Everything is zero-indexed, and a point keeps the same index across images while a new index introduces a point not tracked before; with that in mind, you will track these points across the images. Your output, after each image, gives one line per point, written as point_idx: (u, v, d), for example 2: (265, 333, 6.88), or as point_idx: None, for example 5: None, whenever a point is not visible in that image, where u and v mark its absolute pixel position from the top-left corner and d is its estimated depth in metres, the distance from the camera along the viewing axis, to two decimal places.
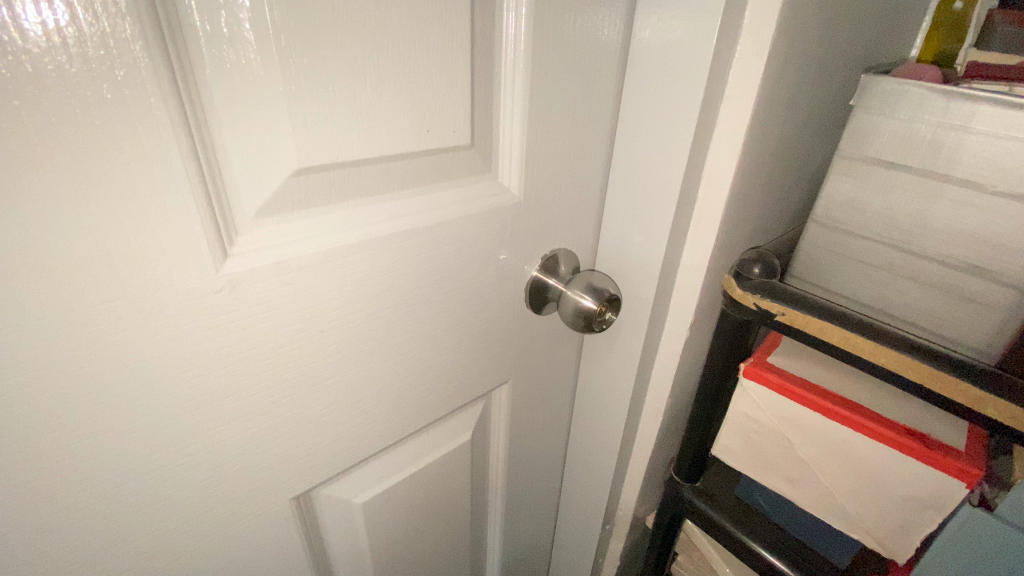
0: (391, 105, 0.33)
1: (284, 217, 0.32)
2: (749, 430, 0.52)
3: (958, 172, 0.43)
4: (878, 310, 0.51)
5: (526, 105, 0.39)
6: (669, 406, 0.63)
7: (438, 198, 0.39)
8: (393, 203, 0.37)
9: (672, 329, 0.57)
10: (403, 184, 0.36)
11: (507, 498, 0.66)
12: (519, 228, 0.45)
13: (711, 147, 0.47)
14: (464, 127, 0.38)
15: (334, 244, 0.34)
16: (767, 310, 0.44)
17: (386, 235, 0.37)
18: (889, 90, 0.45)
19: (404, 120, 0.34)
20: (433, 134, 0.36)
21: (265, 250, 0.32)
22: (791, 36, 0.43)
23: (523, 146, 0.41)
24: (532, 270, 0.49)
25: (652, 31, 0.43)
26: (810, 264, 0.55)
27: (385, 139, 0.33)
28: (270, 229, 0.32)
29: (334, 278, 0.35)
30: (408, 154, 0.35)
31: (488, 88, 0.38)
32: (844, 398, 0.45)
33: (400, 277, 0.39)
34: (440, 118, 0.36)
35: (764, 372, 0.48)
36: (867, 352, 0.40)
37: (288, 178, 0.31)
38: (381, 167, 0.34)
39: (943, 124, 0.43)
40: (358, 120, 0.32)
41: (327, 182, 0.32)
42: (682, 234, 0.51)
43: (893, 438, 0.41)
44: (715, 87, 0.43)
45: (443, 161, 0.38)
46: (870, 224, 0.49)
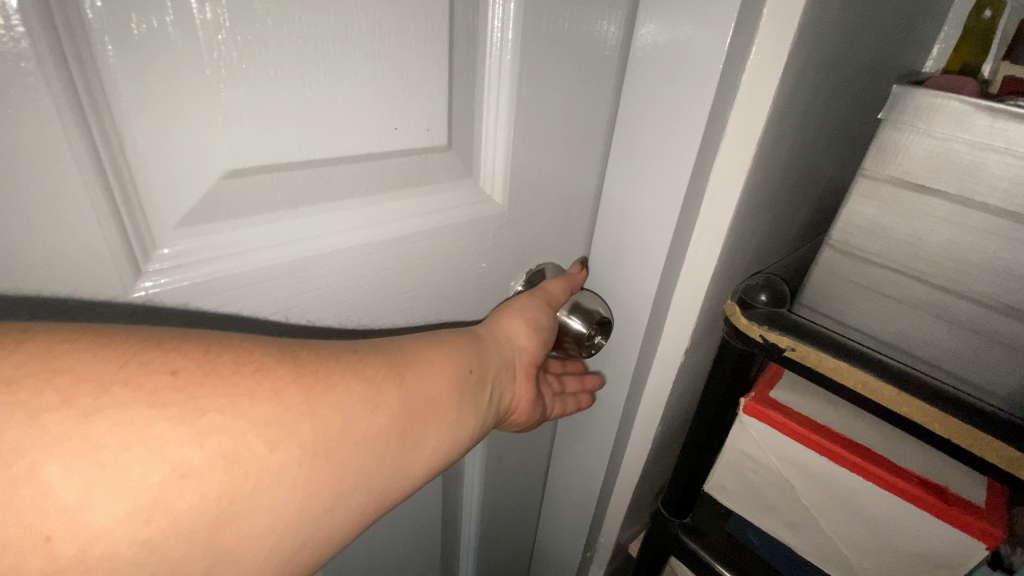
0: (353, 97, 0.27)
1: (214, 228, 0.26)
2: (746, 468, 0.48)
3: (996, 201, 0.37)
4: (896, 347, 0.45)
5: (513, 105, 0.34)
6: (658, 432, 0.59)
7: (410, 207, 0.34)
8: (350, 212, 0.31)
9: (666, 353, 0.52)
10: (364, 190, 0.31)
11: (483, 529, 0.61)
12: (502, 241, 0.40)
13: (718, 160, 0.42)
14: (439, 125, 0.32)
15: (278, 260, 0.29)
16: (775, 343, 0.40)
17: (346, 248, 0.31)
18: (924, 102, 0.39)
19: (368, 115, 0.28)
20: (403, 133, 0.30)
21: (190, 268, 0.26)
22: (812, 39, 0.39)
23: (508, 150, 0.36)
24: (515, 286, 0.44)
25: (657, 26, 0.38)
26: (820, 292, 0.48)
27: (343, 138, 0.28)
28: (199, 243, 0.26)
29: (276, 299, 0.30)
30: (368, 157, 0.30)
31: (467, 84, 0.33)
32: (852, 441, 0.41)
33: (361, 295, 0.34)
34: (411, 116, 0.30)
35: (766, 409, 0.44)
36: (885, 399, 0.35)
37: (215, 181, 0.25)
38: (336, 170, 0.29)
39: (983, 147, 0.37)
40: (305, 115, 0.26)
41: (267, 186, 0.27)
42: (681, 253, 0.46)
43: (907, 490, 0.37)
44: (726, 93, 0.38)
45: (416, 165, 0.33)
46: (892, 252, 0.43)
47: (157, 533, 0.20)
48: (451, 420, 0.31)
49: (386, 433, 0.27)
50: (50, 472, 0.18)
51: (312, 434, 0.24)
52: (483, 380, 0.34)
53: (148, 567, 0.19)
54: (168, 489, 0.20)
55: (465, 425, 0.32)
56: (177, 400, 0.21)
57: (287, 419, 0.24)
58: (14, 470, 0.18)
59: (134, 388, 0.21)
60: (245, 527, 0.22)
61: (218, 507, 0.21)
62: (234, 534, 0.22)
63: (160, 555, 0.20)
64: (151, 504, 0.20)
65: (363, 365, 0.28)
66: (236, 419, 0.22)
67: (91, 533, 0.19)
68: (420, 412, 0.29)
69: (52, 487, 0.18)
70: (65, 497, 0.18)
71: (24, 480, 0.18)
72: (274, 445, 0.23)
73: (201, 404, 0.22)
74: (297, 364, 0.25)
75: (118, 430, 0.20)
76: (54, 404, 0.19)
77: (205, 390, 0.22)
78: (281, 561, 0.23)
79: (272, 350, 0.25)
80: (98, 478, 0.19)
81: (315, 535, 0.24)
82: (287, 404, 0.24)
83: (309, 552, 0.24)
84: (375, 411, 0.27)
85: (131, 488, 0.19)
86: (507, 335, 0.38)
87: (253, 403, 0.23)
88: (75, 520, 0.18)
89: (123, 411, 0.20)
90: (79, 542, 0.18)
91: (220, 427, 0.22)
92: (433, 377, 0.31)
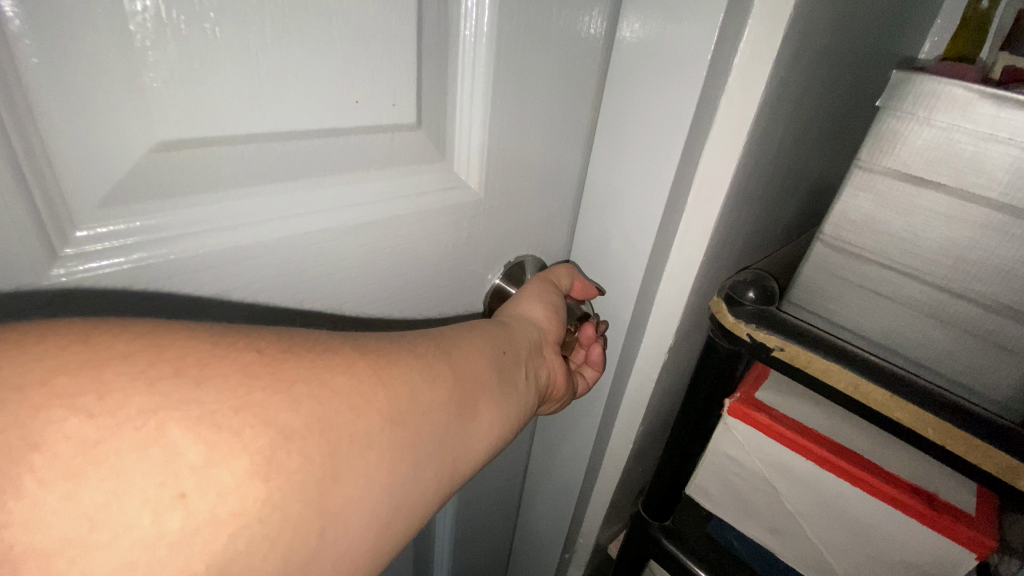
0: (305, 63, 0.24)
1: (150, 208, 0.23)
2: (730, 472, 0.46)
3: (999, 194, 0.35)
4: (886, 348, 0.43)
5: (492, 79, 0.32)
6: (640, 432, 0.57)
7: (378, 187, 0.31)
8: (314, 194, 0.28)
9: (649, 352, 0.51)
10: (324, 170, 0.28)
11: (459, 534, 0.58)
12: (478, 231, 0.38)
13: (706, 150, 0.40)
14: (406, 100, 0.29)
15: (225, 246, 0.26)
16: (762, 343, 0.38)
17: (310, 234, 0.29)
18: (927, 89, 0.37)
19: (324, 83, 0.25)
20: (364, 107, 0.28)
21: (145, 249, 0.24)
22: (806, 24, 0.36)
23: (486, 129, 0.33)
24: (493, 279, 0.42)
25: (642, 24, 0.35)
26: (810, 290, 0.46)
27: (296, 110, 0.25)
28: (148, 224, 0.23)
29: (218, 290, 0.27)
30: (326, 132, 0.27)
31: (438, 55, 0.30)
32: (839, 445, 0.40)
33: (325, 286, 0.31)
34: (374, 87, 0.27)
35: (751, 411, 0.42)
36: (879, 402, 0.34)
37: (144, 154, 0.22)
38: (289, 147, 0.26)
39: (987, 137, 0.35)
40: (249, 80, 0.23)
41: (206, 161, 0.24)
42: (666, 248, 0.44)
43: (894, 496, 0.36)
44: (717, 79, 0.36)
45: (382, 145, 0.30)
46: (885, 248, 0.41)
47: (275, 492, 0.19)
48: (502, 391, 0.32)
49: (446, 404, 0.27)
50: (177, 433, 0.18)
51: (387, 404, 0.24)
52: (522, 358, 0.35)
53: (273, 523, 0.19)
54: (278, 450, 0.20)
55: (513, 402, 0.32)
56: (269, 372, 0.21)
57: (363, 391, 0.23)
58: (142, 432, 0.18)
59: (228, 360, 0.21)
60: (349, 489, 0.21)
61: (322, 467, 0.21)
62: (341, 494, 0.21)
63: (281, 512, 0.19)
64: (265, 464, 0.19)
65: (416, 346, 0.28)
66: (322, 387, 0.22)
67: (220, 491, 0.18)
68: (472, 386, 0.29)
69: (179, 446, 0.18)
70: (190, 456, 0.18)
71: (152, 440, 0.18)
72: (358, 411, 0.23)
73: (288, 376, 0.22)
74: (361, 346, 0.25)
75: (223, 395, 0.20)
76: (166, 373, 0.19)
77: (292, 363, 0.22)
78: (377, 529, 0.22)
79: (337, 338, 0.25)
80: (217, 439, 0.19)
81: (406, 502, 0.24)
82: (361, 377, 0.24)
83: (399, 523, 0.23)
84: (434, 383, 0.27)
85: (247, 449, 0.19)
86: (531, 316, 0.38)
87: (333, 375, 0.23)
88: (205, 476, 0.18)
89: (227, 382, 0.20)
90: (211, 501, 0.18)
91: (310, 395, 0.22)
92: (478, 354, 0.31)
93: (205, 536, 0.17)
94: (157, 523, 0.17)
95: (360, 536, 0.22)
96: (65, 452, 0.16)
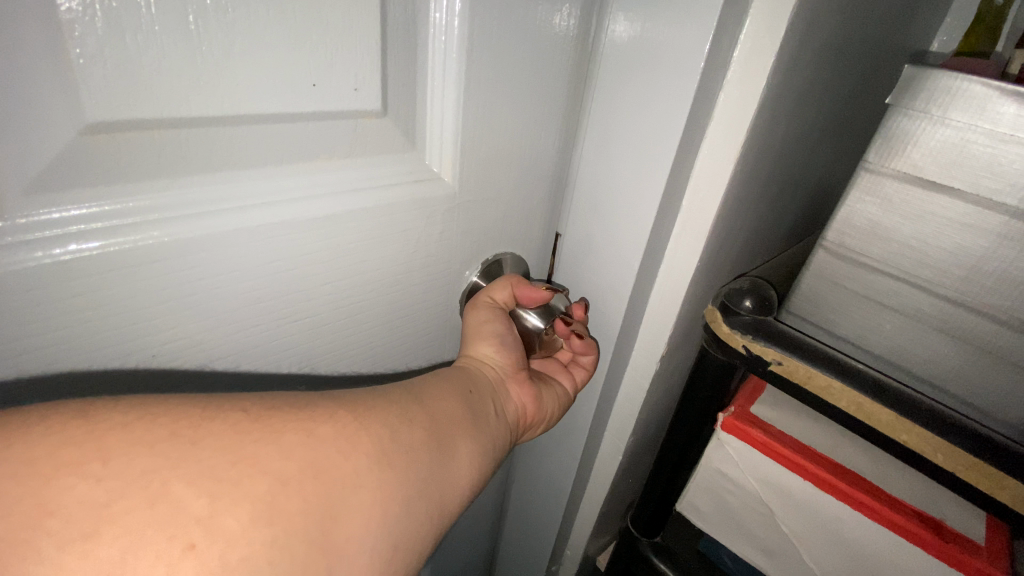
0: (262, 45, 0.22)
1: (90, 196, 0.20)
2: (722, 491, 0.44)
3: (1018, 201, 0.33)
4: (892, 363, 0.41)
5: (464, 61, 0.29)
6: (630, 445, 0.55)
7: (342, 177, 0.28)
8: (269, 184, 0.25)
9: (639, 363, 0.48)
10: (283, 160, 0.25)
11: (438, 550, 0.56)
12: (451, 229, 0.35)
13: (701, 154, 0.38)
14: (371, 85, 0.26)
15: (178, 240, 0.23)
16: (759, 356, 0.36)
17: (264, 228, 0.26)
18: (942, 86, 0.35)
19: (280, 64, 0.23)
20: (326, 91, 0.25)
21: (93, 240, 0.21)
22: (809, 21, 0.34)
23: (459, 120, 0.31)
24: (469, 277, 0.39)
25: (629, 23, 0.33)
26: (811, 299, 0.44)
27: (251, 94, 0.22)
28: (95, 212, 0.21)
29: (171, 297, 0.24)
30: (283, 118, 0.24)
31: (406, 38, 0.27)
32: (839, 465, 0.37)
33: (288, 286, 0.28)
34: (333, 68, 0.24)
35: (748, 427, 0.40)
36: (884, 423, 0.32)
37: (71, 138, 0.19)
38: (245, 133, 0.23)
39: (1005, 140, 0.33)
40: (193, 58, 0.20)
41: (149, 147, 0.21)
42: (658, 256, 0.42)
43: (898, 522, 0.34)
44: (713, 79, 0.34)
45: (346, 135, 0.27)
46: (893, 257, 0.39)
47: (280, 534, 0.18)
48: (482, 434, 0.31)
49: (428, 443, 0.26)
50: (180, 488, 0.17)
51: (374, 443, 0.23)
52: (488, 397, 0.34)
53: (282, 564, 0.18)
54: (277, 495, 0.19)
55: (489, 437, 0.31)
56: (259, 425, 0.21)
57: (348, 433, 0.23)
58: (146, 489, 0.17)
59: (216, 420, 0.20)
60: (349, 528, 0.20)
61: (319, 506, 0.20)
62: (340, 533, 0.20)
63: (288, 554, 0.18)
64: (267, 506, 0.19)
65: (392, 390, 0.27)
66: (308, 435, 0.21)
67: (227, 539, 0.17)
68: (449, 422, 0.28)
69: (182, 499, 0.17)
70: (194, 508, 0.17)
71: (157, 496, 0.17)
72: (347, 453, 0.22)
73: (275, 426, 0.21)
74: (340, 397, 0.25)
75: (217, 449, 0.19)
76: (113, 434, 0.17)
77: (276, 416, 0.21)
78: (380, 567, 0.21)
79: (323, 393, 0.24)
80: (217, 488, 0.18)
81: (405, 540, 0.22)
82: (343, 422, 0.23)
83: (401, 563, 0.22)
84: (414, 420, 0.26)
85: (247, 496, 0.18)
86: (489, 350, 0.37)
87: (319, 421, 0.22)
88: (212, 524, 0.17)
89: (220, 439, 0.19)
90: (220, 549, 0.17)
91: (298, 443, 0.21)
92: (451, 393, 0.30)
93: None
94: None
95: None
96: (77, 516, 0.16)
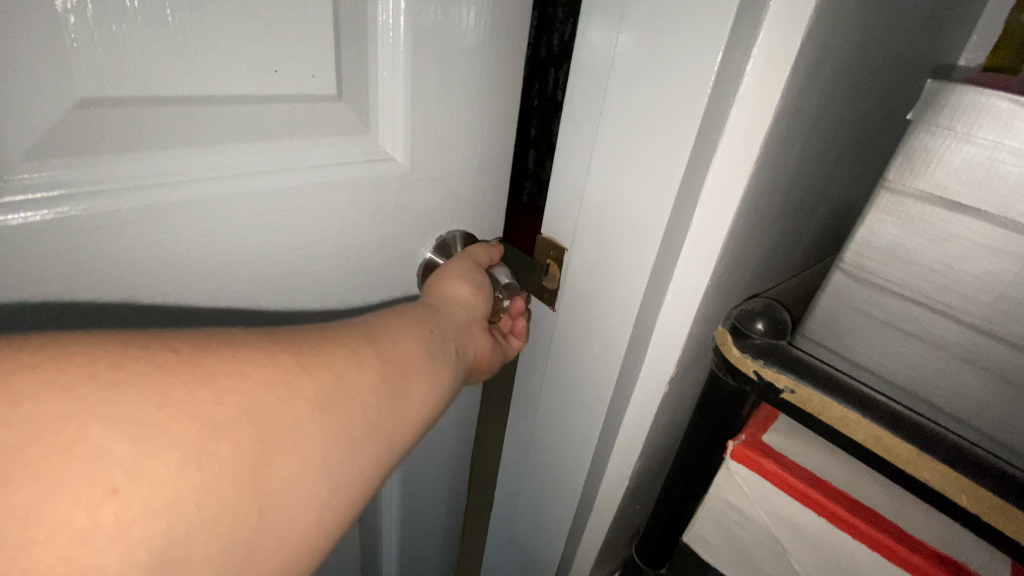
0: (228, 31, 0.22)
1: (78, 164, 0.21)
2: (731, 524, 0.42)
3: None
4: (915, 395, 0.39)
5: (412, 58, 0.29)
6: (637, 469, 0.53)
7: (309, 155, 0.28)
8: (240, 159, 0.25)
9: (647, 386, 0.47)
10: (256, 139, 0.25)
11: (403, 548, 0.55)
12: (411, 215, 0.35)
13: (712, 173, 0.37)
14: (326, 70, 0.26)
15: (154, 205, 0.23)
16: (771, 382, 0.34)
17: (242, 194, 0.26)
18: (966, 102, 0.33)
19: (247, 50, 0.23)
20: (285, 76, 0.25)
21: (74, 203, 0.21)
22: (824, 37, 0.33)
23: (410, 109, 0.30)
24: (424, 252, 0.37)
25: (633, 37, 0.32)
26: (827, 324, 0.42)
27: (226, 79, 0.23)
28: (68, 173, 0.21)
29: (149, 259, 0.24)
30: (253, 102, 0.24)
31: (357, 34, 0.27)
32: (856, 501, 0.35)
33: (256, 252, 0.28)
34: (292, 54, 0.24)
35: (756, 456, 0.38)
36: (904, 459, 0.30)
37: (66, 112, 0.20)
38: (225, 113, 0.24)
39: None
40: (173, 46, 0.21)
41: (134, 124, 0.21)
42: (667, 276, 0.41)
43: (919, 568, 0.32)
44: (724, 96, 0.32)
45: (308, 117, 0.27)
46: (914, 280, 0.37)
47: (211, 479, 0.18)
48: (440, 380, 0.29)
49: (376, 388, 0.24)
50: (101, 432, 0.16)
51: (314, 388, 0.22)
52: (449, 340, 0.31)
53: (211, 508, 0.17)
54: (207, 441, 0.18)
55: (447, 383, 0.29)
56: (189, 367, 0.19)
57: (286, 378, 0.21)
58: (60, 435, 0.16)
59: (143, 363, 0.18)
60: (287, 469, 0.20)
61: (252, 450, 0.19)
62: (276, 476, 0.19)
63: (218, 496, 0.18)
64: (193, 453, 0.18)
65: (337, 330, 0.25)
66: (243, 380, 0.20)
67: (154, 484, 0.17)
68: (401, 365, 0.26)
69: (105, 446, 0.16)
70: (118, 453, 0.16)
71: (75, 441, 0.16)
72: (283, 397, 0.21)
73: (209, 369, 0.19)
74: (281, 338, 0.23)
75: (145, 395, 0.18)
76: None
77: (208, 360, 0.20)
78: (320, 506, 0.21)
79: (272, 337, 0.23)
80: (142, 432, 0.17)
81: (348, 481, 0.22)
82: (282, 365, 0.21)
83: (343, 503, 0.22)
84: (359, 364, 0.24)
85: (174, 442, 0.17)
86: (456, 297, 0.33)
87: (252, 362, 0.21)
88: (139, 473, 0.16)
89: (146, 380, 0.18)
90: (144, 494, 0.16)
91: (232, 389, 0.19)
92: (410, 335, 0.28)
93: (142, 526, 0.16)
94: (90, 522, 0.15)
95: (301, 518, 0.20)
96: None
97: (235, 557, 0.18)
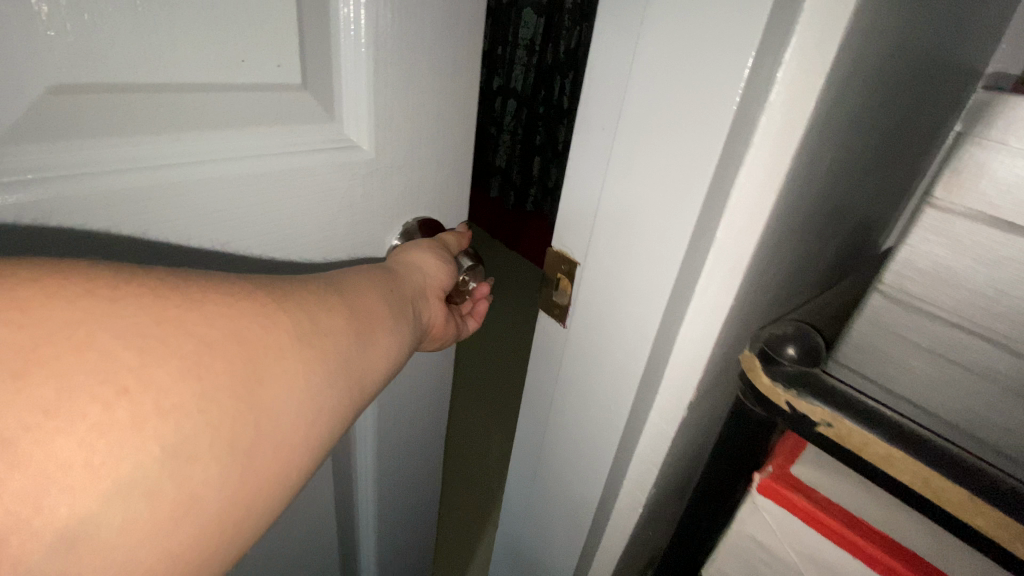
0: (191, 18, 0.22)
1: (66, 147, 0.21)
2: (753, 558, 0.40)
3: None
4: (963, 431, 0.36)
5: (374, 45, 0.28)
6: (653, 494, 0.51)
7: (304, 133, 0.28)
8: (243, 139, 0.26)
9: (664, 408, 0.45)
10: (254, 118, 0.26)
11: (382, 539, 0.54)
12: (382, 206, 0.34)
13: (737, 189, 0.35)
14: (292, 59, 0.26)
15: (161, 181, 0.24)
16: (805, 415, 0.32)
17: (245, 172, 0.26)
18: None
19: (213, 38, 0.23)
20: (252, 65, 0.24)
21: (64, 184, 0.21)
22: (858, 48, 0.31)
23: (374, 98, 0.30)
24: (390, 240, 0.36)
25: (657, 47, 0.31)
26: (864, 350, 0.39)
27: (194, 65, 0.23)
28: (55, 156, 0.20)
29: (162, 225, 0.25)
30: (240, 88, 0.24)
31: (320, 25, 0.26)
32: (895, 541, 0.33)
33: (251, 224, 0.29)
34: (258, 42, 0.24)
35: (786, 492, 0.36)
36: (955, 506, 0.27)
37: (38, 98, 0.19)
38: (219, 98, 0.24)
39: None
40: (144, 35, 0.21)
41: (112, 111, 0.21)
42: (687, 294, 0.39)
43: None
44: (751, 110, 0.31)
45: (278, 103, 0.26)
46: (963, 305, 0.34)
47: (208, 389, 0.18)
48: (404, 339, 0.29)
49: (348, 335, 0.24)
50: (107, 339, 0.17)
51: (296, 323, 0.22)
52: (412, 305, 0.30)
53: (213, 413, 0.18)
54: (201, 360, 0.19)
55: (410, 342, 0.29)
56: (182, 288, 0.20)
57: (271, 311, 0.22)
58: (67, 342, 0.16)
59: (134, 289, 0.18)
60: (276, 395, 0.21)
61: (244, 370, 0.20)
62: (267, 397, 0.20)
63: (217, 404, 0.19)
64: (192, 364, 0.18)
65: (300, 279, 0.25)
66: (228, 309, 0.20)
67: (160, 390, 0.17)
68: (366, 319, 0.26)
69: (113, 351, 0.17)
70: (126, 357, 0.17)
71: (85, 345, 0.17)
72: (268, 327, 0.21)
73: (197, 295, 0.20)
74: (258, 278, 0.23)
75: (135, 320, 0.18)
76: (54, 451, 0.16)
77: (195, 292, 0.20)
78: (305, 432, 0.22)
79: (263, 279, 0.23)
80: (143, 341, 0.18)
81: (327, 412, 0.23)
82: (263, 299, 0.22)
83: (322, 438, 0.22)
84: (329, 311, 0.24)
85: (176, 351, 0.18)
86: (420, 266, 0.32)
87: (236, 295, 0.21)
88: (115, 428, 0.16)
89: (142, 300, 0.18)
90: (154, 397, 0.17)
91: (219, 314, 0.20)
92: (374, 291, 0.28)
93: (155, 424, 0.17)
94: (106, 416, 0.16)
95: (292, 436, 0.21)
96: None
97: (237, 461, 0.19)
